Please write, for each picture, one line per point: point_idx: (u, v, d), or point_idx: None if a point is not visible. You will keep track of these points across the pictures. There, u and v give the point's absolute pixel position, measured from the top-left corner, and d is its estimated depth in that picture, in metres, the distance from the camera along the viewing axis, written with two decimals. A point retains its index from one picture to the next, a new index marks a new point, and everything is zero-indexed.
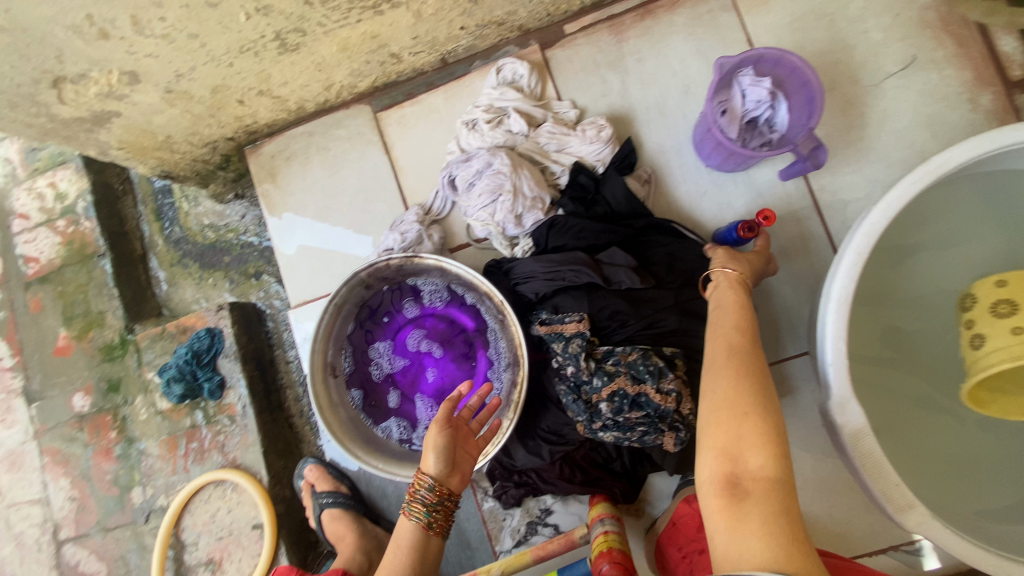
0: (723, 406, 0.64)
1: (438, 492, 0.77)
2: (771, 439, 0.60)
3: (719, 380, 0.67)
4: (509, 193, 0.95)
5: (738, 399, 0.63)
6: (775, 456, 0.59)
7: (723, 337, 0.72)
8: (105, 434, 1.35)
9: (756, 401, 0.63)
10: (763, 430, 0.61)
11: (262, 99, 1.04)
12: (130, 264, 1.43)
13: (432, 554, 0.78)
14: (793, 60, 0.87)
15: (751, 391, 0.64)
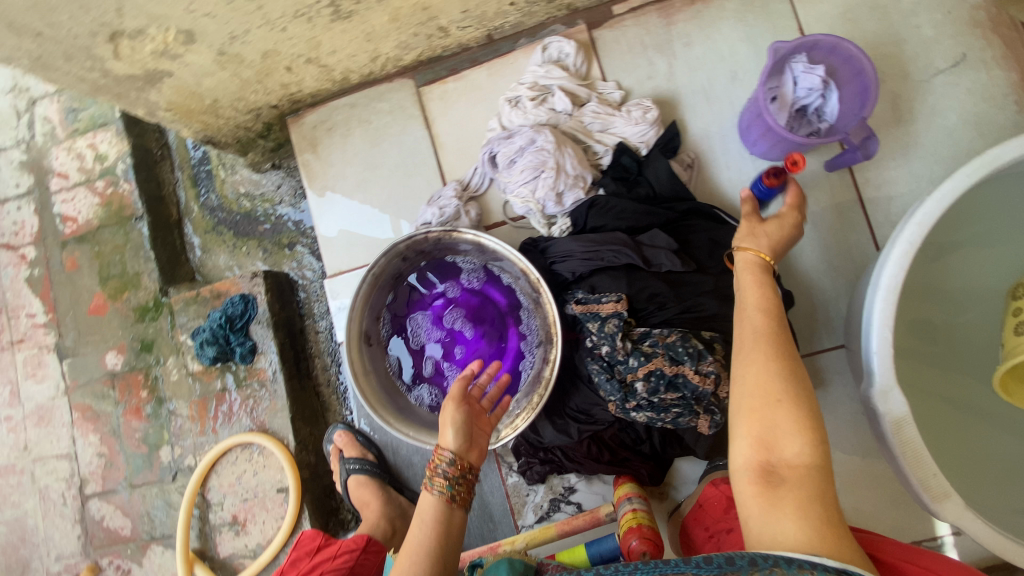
0: (755, 393, 0.64)
1: (459, 465, 0.76)
2: (804, 425, 0.60)
3: (749, 367, 0.66)
4: (551, 170, 0.95)
5: (770, 386, 0.64)
6: (811, 443, 0.59)
7: (749, 324, 0.71)
8: (137, 393, 1.38)
9: (788, 387, 0.64)
10: (797, 416, 0.61)
11: (309, 67, 1.05)
12: (166, 228, 1.45)
13: (456, 528, 0.76)
14: (850, 49, 0.85)
15: (782, 378, 0.64)
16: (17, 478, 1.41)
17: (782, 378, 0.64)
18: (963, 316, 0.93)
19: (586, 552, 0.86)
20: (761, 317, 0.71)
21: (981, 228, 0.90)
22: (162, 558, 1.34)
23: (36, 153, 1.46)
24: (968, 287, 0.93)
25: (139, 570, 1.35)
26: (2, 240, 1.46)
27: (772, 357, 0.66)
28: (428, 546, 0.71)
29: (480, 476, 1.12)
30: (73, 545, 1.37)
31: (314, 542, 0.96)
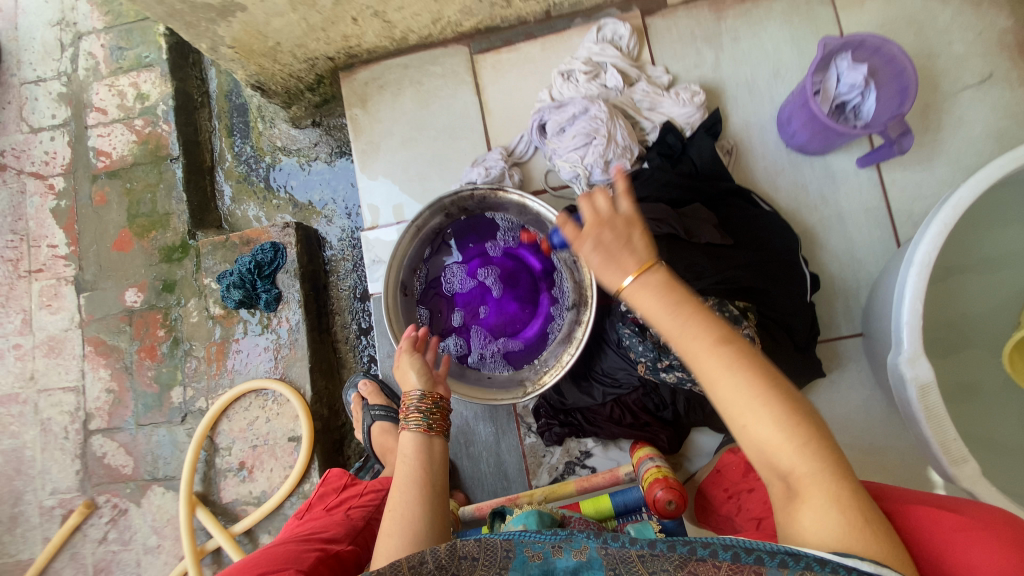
0: (728, 410, 0.54)
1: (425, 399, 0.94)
2: (791, 438, 0.51)
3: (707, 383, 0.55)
4: (603, 138, 1.00)
5: (740, 403, 0.52)
6: (808, 448, 0.51)
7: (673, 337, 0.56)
8: (154, 332, 1.37)
9: (742, 401, 0.52)
10: (777, 429, 0.51)
11: (374, 21, 1.09)
12: (199, 173, 1.46)
13: (439, 451, 0.89)
14: (894, 50, 0.91)
15: (743, 393, 0.52)
16: (19, 408, 1.38)
17: (745, 391, 0.52)
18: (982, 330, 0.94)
19: (610, 501, 0.89)
20: (695, 327, 0.55)
21: (997, 244, 0.93)
22: (163, 499, 1.32)
23: (77, 86, 1.46)
24: (985, 300, 0.95)
25: (136, 510, 1.32)
26: (31, 168, 1.45)
27: (726, 367, 0.53)
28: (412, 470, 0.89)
29: (499, 435, 1.14)
30: (70, 480, 1.34)
31: (342, 480, 0.98)
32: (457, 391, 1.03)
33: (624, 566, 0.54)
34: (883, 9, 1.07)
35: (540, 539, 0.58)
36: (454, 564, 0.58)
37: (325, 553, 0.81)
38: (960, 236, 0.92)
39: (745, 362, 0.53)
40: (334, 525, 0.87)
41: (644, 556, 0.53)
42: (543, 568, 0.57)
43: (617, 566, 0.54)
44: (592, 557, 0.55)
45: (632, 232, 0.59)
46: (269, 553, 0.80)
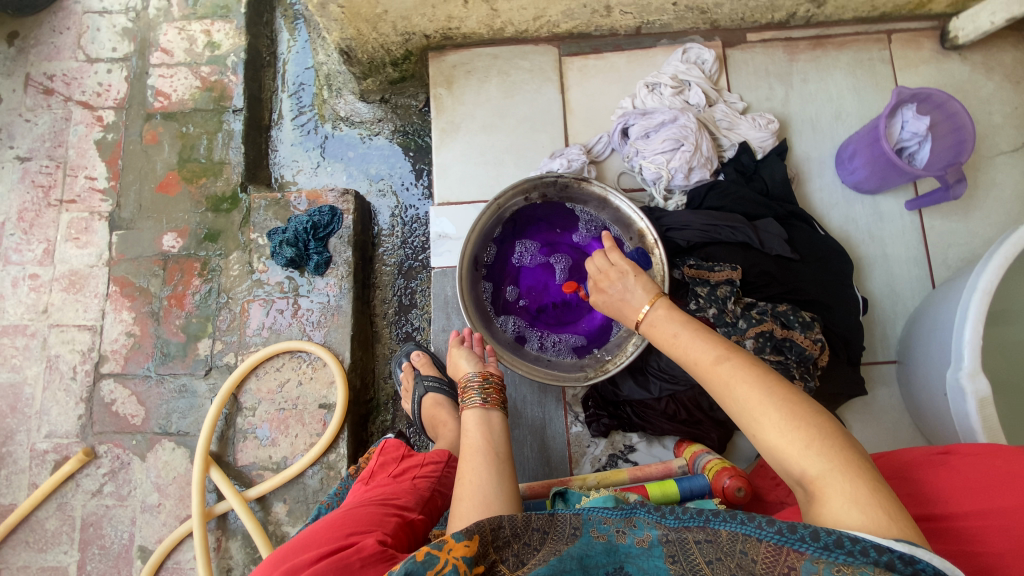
0: (743, 422, 0.64)
1: (482, 374, 0.95)
2: (794, 442, 0.59)
3: (721, 400, 0.67)
4: (691, 146, 1.09)
5: (747, 411, 0.63)
6: (813, 450, 0.58)
7: (692, 364, 0.72)
8: (189, 280, 1.32)
9: (749, 410, 0.63)
10: (778, 434, 0.60)
11: (482, 7, 1.14)
12: (257, 130, 1.45)
13: (498, 425, 0.91)
14: (956, 106, 1.03)
15: (745, 404, 0.63)
16: (25, 341, 1.32)
17: (748, 404, 0.63)
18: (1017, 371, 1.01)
19: (677, 487, 0.93)
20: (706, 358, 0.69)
21: None
22: (171, 455, 1.25)
23: (144, 24, 1.45)
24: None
25: (140, 464, 1.25)
26: (80, 97, 1.42)
27: (731, 384, 0.66)
28: (479, 442, 0.86)
29: (546, 420, 1.16)
30: (70, 425, 1.27)
31: (400, 450, 0.95)
32: (521, 368, 1.06)
33: (684, 554, 0.57)
34: (934, 76, 1.21)
35: (606, 520, 0.62)
36: (526, 534, 0.63)
37: (403, 519, 0.81)
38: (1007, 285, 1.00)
39: (749, 377, 0.65)
40: (404, 492, 0.86)
41: (702, 544, 0.56)
42: (606, 548, 0.61)
43: (675, 553, 0.57)
44: (653, 545, 0.59)
45: (627, 278, 0.87)
46: (350, 514, 0.78)
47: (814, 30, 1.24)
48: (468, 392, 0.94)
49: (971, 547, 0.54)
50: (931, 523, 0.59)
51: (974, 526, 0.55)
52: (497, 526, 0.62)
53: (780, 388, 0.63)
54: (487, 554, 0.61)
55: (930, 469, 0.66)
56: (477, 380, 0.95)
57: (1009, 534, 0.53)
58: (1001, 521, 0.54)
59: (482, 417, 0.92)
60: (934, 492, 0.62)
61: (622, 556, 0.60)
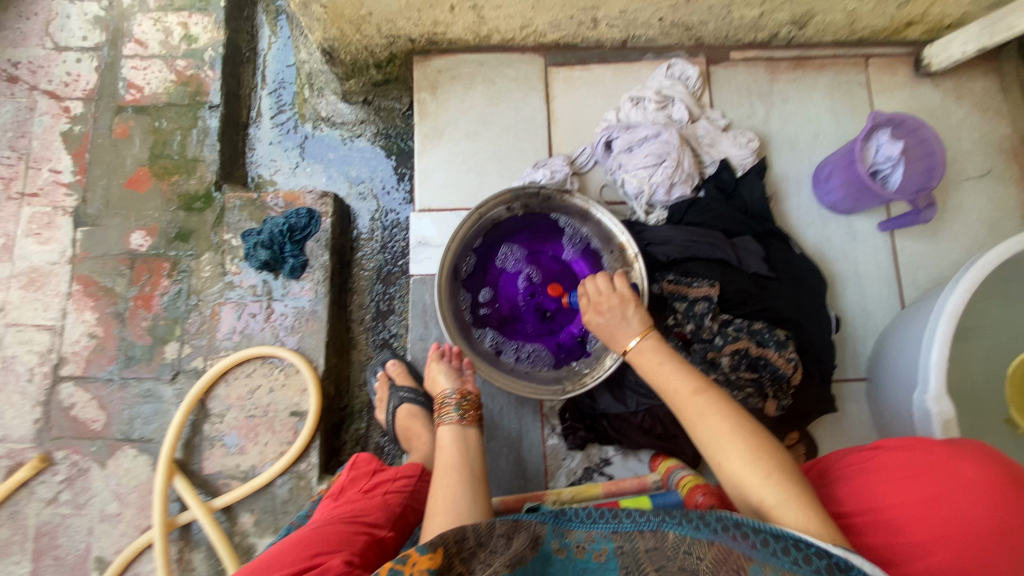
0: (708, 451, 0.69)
1: (461, 393, 0.94)
2: (754, 472, 0.64)
3: (695, 428, 0.71)
4: (673, 161, 1.09)
5: (716, 443, 0.68)
6: (772, 479, 0.63)
7: (666, 394, 0.76)
8: (157, 281, 1.28)
9: (716, 442, 0.68)
10: (742, 463, 0.65)
11: (468, 14, 1.13)
12: (234, 127, 1.42)
13: (473, 441, 0.90)
14: (928, 133, 1.06)
15: (715, 434, 0.68)
16: None
17: (717, 433, 0.68)
18: (970, 388, 1.06)
19: (650, 503, 0.92)
20: (681, 389, 0.74)
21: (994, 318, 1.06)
22: (133, 463, 1.21)
23: (118, 14, 1.41)
24: (987, 362, 1.06)
25: (99, 472, 1.20)
26: (46, 86, 1.38)
27: (703, 415, 0.70)
28: (456, 458, 0.86)
29: (522, 433, 1.15)
30: (25, 430, 1.23)
31: (371, 466, 0.93)
32: (498, 379, 1.04)
33: (636, 564, 0.60)
34: (908, 101, 1.25)
35: (569, 534, 0.64)
36: (491, 542, 0.63)
37: (372, 537, 0.80)
38: (971, 305, 1.04)
39: (717, 409, 0.70)
40: (373, 508, 0.85)
41: (651, 552, 0.60)
42: (565, 562, 0.63)
43: (628, 564, 0.60)
44: (609, 559, 0.62)
45: (621, 308, 0.87)
46: (318, 533, 0.77)
47: (795, 51, 1.26)
48: (444, 408, 0.93)
49: (895, 538, 0.57)
50: (864, 518, 0.61)
51: (898, 516, 0.58)
52: (461, 537, 0.63)
53: (746, 421, 0.68)
54: (451, 566, 0.60)
55: (857, 463, 0.68)
56: (455, 398, 0.94)
57: (928, 521, 0.56)
58: (920, 510, 0.57)
59: (459, 433, 0.91)
60: (861, 484, 0.64)
61: (580, 571, 0.62)
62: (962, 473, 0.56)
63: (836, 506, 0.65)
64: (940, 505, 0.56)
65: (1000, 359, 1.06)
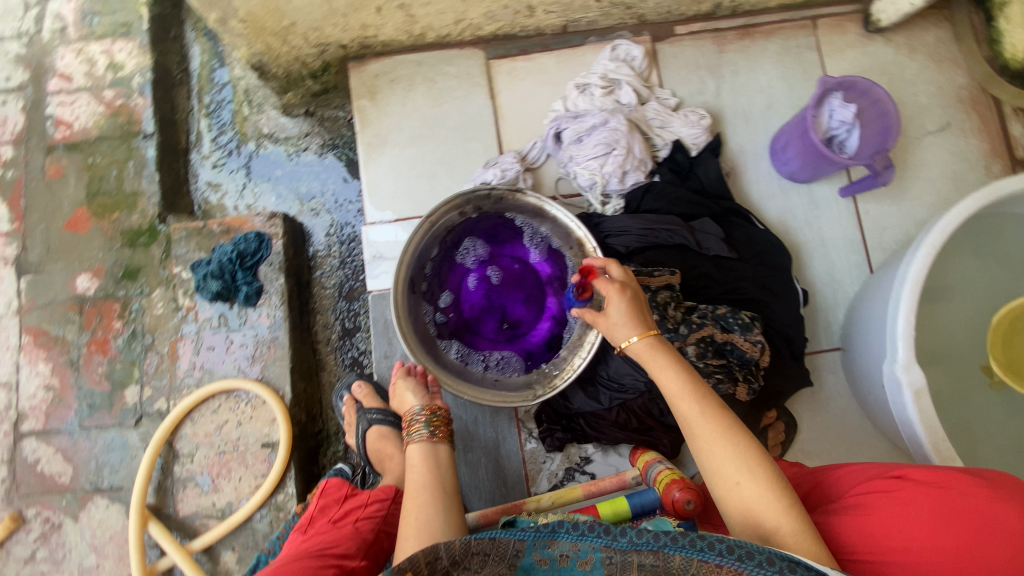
0: (720, 470, 0.66)
1: (430, 410, 0.90)
2: (777, 499, 0.62)
3: (713, 444, 0.67)
4: (622, 150, 1.05)
5: (732, 462, 0.65)
6: (787, 511, 0.62)
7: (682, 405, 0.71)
8: (109, 324, 1.24)
9: (738, 459, 0.65)
10: (767, 488, 0.63)
11: (397, 13, 1.08)
12: (173, 154, 1.36)
13: (446, 459, 0.86)
14: (880, 93, 1.02)
15: (741, 454, 0.65)
16: None
17: (744, 453, 0.65)
18: (949, 337, 1.06)
19: (627, 504, 0.89)
20: (686, 386, 0.71)
21: (961, 273, 1.07)
22: (106, 513, 1.18)
23: (39, 49, 1.35)
24: (960, 317, 1.06)
25: (73, 525, 1.18)
26: None
27: (728, 431, 0.67)
28: (426, 478, 0.82)
29: (499, 440, 1.12)
30: None
31: (342, 491, 0.90)
32: (467, 393, 1.01)
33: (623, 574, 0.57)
34: (860, 60, 1.22)
35: (552, 545, 0.60)
36: (466, 560, 0.59)
37: (341, 569, 0.77)
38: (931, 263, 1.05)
39: (739, 429, 0.68)
40: (343, 539, 0.82)
41: (647, 567, 0.57)
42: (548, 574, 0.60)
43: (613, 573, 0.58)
44: (596, 567, 0.59)
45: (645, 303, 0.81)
46: (283, 571, 0.74)
47: (741, 19, 1.22)
48: (412, 426, 0.88)
49: None
50: (881, 559, 0.57)
51: (924, 565, 0.54)
52: (434, 558, 0.59)
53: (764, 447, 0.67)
54: None
55: (876, 493, 0.63)
56: (423, 414, 0.90)
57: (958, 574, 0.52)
58: (951, 561, 0.53)
59: (428, 451, 0.86)
60: (880, 521, 0.59)
61: None
62: (1004, 524, 0.52)
63: (845, 538, 0.61)
64: (975, 558, 0.52)
65: (977, 306, 1.06)
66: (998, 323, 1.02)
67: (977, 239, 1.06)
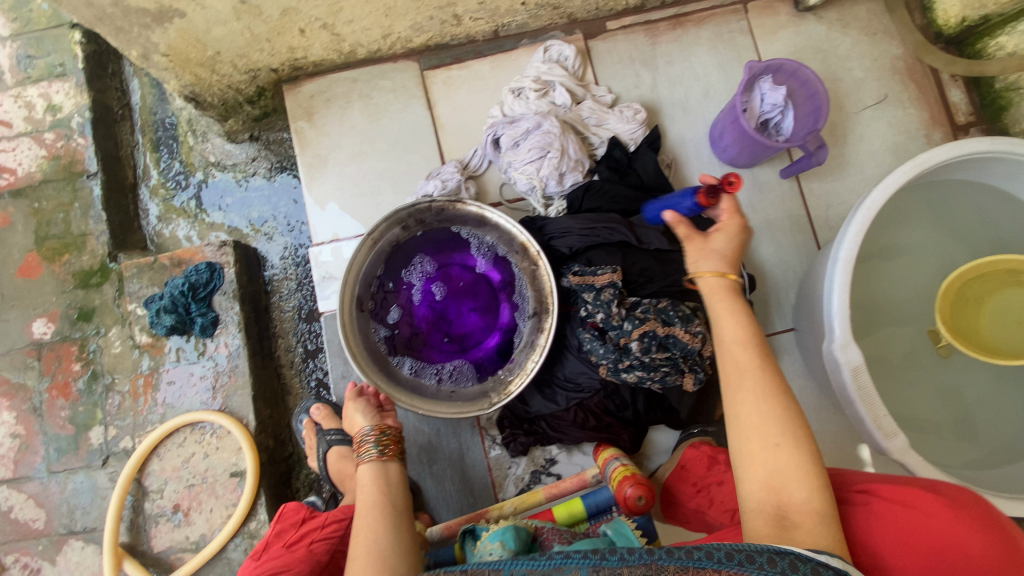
0: (754, 433, 0.64)
1: (379, 429, 0.89)
2: (807, 471, 0.61)
3: (753, 404, 0.65)
4: (556, 151, 1.05)
5: (767, 427, 0.63)
6: (816, 489, 0.59)
7: (736, 360, 0.70)
8: (69, 367, 1.25)
9: (784, 421, 0.64)
10: (806, 460, 0.61)
11: (321, 34, 1.07)
12: (120, 191, 1.36)
13: (396, 477, 0.87)
14: (807, 74, 1.02)
15: (788, 419, 0.64)
16: None
17: (792, 419, 0.64)
18: (903, 305, 1.07)
19: (582, 504, 0.92)
20: (744, 340, 0.69)
21: (908, 244, 1.07)
22: (82, 555, 1.19)
23: None
24: (908, 288, 1.07)
25: (52, 569, 1.19)
26: None
27: (776, 395, 0.65)
28: (376, 499, 0.82)
29: (463, 449, 1.12)
30: None
31: (300, 513, 0.90)
32: (422, 408, 1.02)
33: None
34: (793, 40, 1.22)
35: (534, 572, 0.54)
36: None
37: None
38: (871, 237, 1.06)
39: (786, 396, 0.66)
40: (296, 563, 0.83)
41: None
42: None
43: None
44: None
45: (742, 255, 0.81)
46: None
47: (672, 10, 1.22)
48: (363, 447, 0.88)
49: None
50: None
51: None
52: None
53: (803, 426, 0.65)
54: None
55: (851, 505, 0.63)
56: (373, 434, 0.89)
57: None
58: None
59: (379, 470, 0.86)
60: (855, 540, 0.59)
61: None
62: (967, 552, 0.52)
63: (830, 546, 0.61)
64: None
65: (925, 274, 1.06)
66: (946, 290, 0.98)
67: (928, 205, 1.05)
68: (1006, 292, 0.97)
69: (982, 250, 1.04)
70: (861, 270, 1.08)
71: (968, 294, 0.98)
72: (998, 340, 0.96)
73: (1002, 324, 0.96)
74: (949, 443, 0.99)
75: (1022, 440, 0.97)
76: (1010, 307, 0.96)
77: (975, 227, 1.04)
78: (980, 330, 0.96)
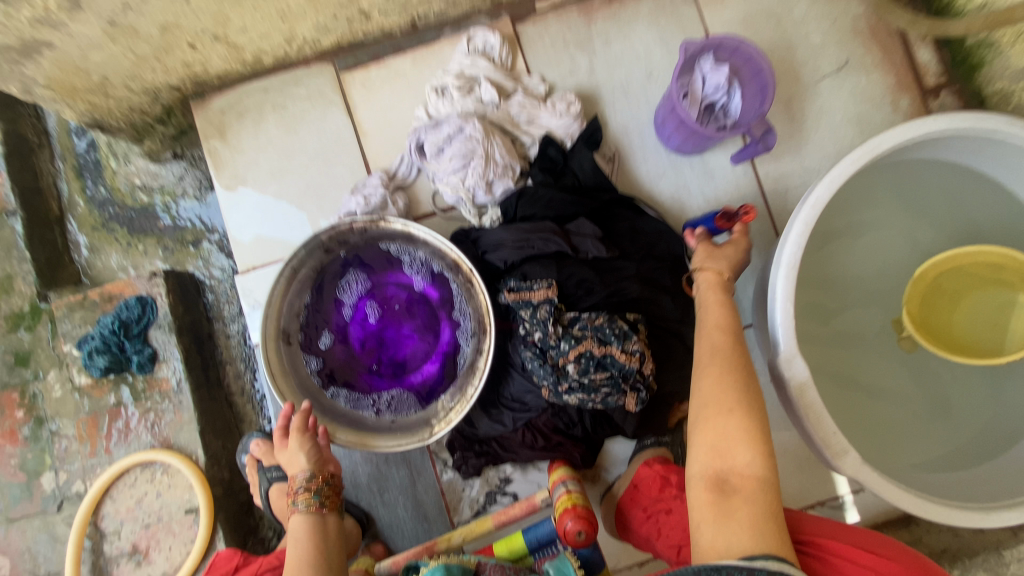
0: (710, 402, 0.67)
1: (318, 479, 0.84)
2: (753, 434, 0.63)
3: (707, 380, 0.69)
4: (480, 158, 0.97)
5: (724, 396, 0.67)
6: (761, 456, 0.62)
7: (708, 339, 0.74)
8: (12, 414, 1.21)
9: (742, 395, 0.66)
10: (755, 427, 0.64)
11: (215, 45, 0.98)
12: (45, 225, 1.29)
13: (333, 532, 0.84)
14: (750, 51, 0.94)
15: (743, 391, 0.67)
16: None
17: (745, 394, 0.67)
18: (865, 297, 0.99)
19: (524, 540, 0.91)
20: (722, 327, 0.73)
21: (870, 230, 0.98)
22: None
23: None
24: (869, 278, 0.99)
25: None
26: None
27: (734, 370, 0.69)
28: (304, 555, 0.80)
29: (413, 475, 1.09)
30: None
31: (231, 563, 0.91)
32: (363, 442, 0.98)
33: None
34: (743, 5, 1.10)
35: None
36: None
37: None
38: (829, 225, 0.98)
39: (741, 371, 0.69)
40: None
41: None
42: None
43: None
44: None
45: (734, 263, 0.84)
46: None
47: None
48: (298, 494, 0.84)
49: None
50: None
51: None
52: None
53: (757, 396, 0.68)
54: None
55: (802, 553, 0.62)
56: (313, 483, 0.84)
57: None
58: None
59: (314, 522, 0.83)
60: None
61: None
62: None
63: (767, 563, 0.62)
64: None
65: (888, 261, 0.99)
66: (922, 275, 0.90)
67: (895, 187, 0.96)
68: (990, 290, 0.88)
69: (949, 233, 0.96)
70: (820, 261, 0.99)
71: (945, 287, 0.90)
72: (970, 339, 0.88)
73: (977, 322, 0.88)
74: (911, 443, 0.93)
75: (986, 437, 0.91)
76: (989, 307, 0.88)
77: (944, 210, 0.96)
78: (951, 325, 0.89)
